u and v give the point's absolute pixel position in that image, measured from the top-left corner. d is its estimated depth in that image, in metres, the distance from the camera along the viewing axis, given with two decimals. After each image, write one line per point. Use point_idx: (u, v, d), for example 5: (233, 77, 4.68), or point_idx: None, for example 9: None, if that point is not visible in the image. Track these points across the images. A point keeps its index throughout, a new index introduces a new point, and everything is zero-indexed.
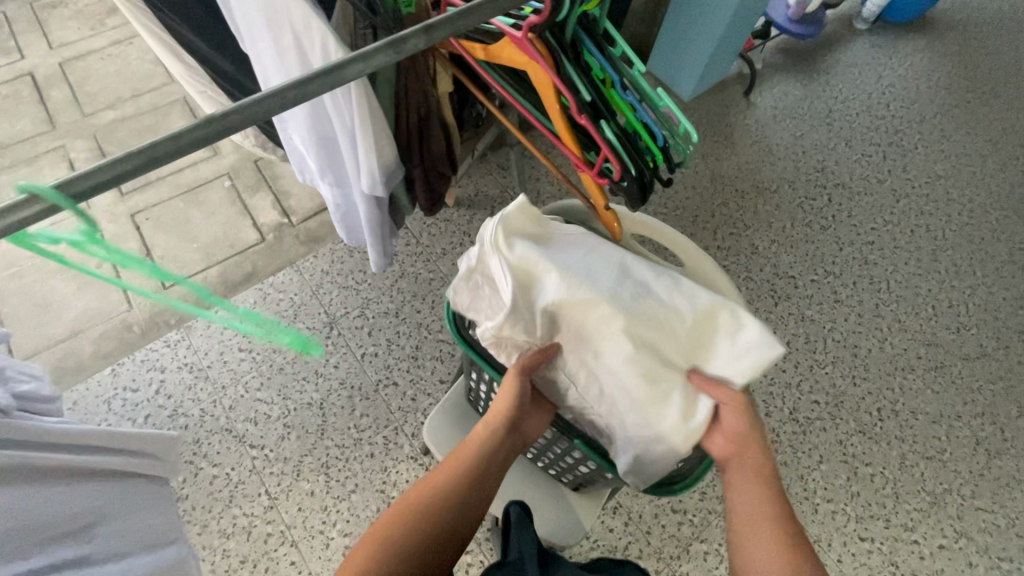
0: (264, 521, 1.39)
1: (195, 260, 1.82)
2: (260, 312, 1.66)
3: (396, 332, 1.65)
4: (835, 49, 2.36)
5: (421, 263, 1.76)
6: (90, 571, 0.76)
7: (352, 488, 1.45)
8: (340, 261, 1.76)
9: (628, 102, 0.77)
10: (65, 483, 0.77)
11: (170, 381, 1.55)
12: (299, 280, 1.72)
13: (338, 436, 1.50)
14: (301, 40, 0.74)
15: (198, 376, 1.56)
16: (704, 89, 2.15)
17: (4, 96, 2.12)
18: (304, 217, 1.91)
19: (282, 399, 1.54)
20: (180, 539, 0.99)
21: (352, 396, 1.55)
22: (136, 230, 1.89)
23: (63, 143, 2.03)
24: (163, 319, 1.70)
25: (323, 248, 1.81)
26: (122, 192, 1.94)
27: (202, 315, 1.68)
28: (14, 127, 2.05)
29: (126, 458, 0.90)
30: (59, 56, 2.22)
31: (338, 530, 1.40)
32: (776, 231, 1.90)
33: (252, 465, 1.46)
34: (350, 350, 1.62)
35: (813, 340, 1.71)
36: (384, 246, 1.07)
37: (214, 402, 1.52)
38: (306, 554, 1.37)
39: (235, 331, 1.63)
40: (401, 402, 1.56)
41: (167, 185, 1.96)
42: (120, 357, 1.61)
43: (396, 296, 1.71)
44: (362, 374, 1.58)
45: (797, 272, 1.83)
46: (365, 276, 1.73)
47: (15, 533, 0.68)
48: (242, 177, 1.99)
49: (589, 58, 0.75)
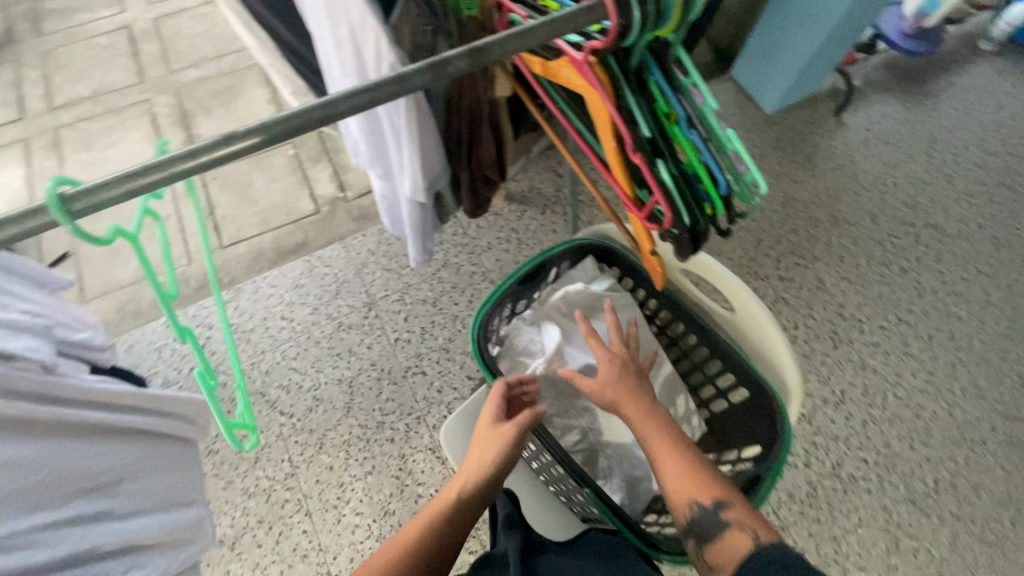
0: (283, 487, 1.45)
1: (252, 223, 1.88)
2: (305, 283, 1.70)
3: (431, 321, 1.65)
4: (950, 71, 2.11)
5: (466, 255, 1.74)
6: (110, 526, 0.80)
7: (369, 469, 1.47)
8: (387, 243, 1.77)
9: (688, 140, 0.56)
10: (100, 439, 0.81)
11: (216, 339, 1.62)
12: (346, 256, 1.75)
13: (362, 416, 1.53)
14: (357, 33, 0.72)
15: (241, 337, 1.62)
16: (794, 101, 1.98)
17: (103, 46, 2.25)
18: (358, 193, 1.93)
19: (315, 371, 1.58)
20: (199, 500, 1.03)
21: (381, 379, 1.58)
22: (203, 187, 1.97)
23: (149, 97, 2.14)
24: (217, 278, 1.77)
25: (372, 227, 1.83)
26: None
27: (252, 278, 1.75)
28: (109, 77, 2.18)
29: (162, 419, 0.93)
30: (155, 12, 2.34)
31: (350, 508, 1.43)
32: (848, 268, 1.75)
33: (279, 431, 1.51)
34: (384, 333, 1.63)
35: (871, 393, 1.57)
36: (424, 242, 1.05)
37: (252, 364, 1.59)
38: (317, 525, 1.41)
39: (280, 299, 1.68)
40: (426, 392, 1.56)
41: None
42: (175, 308, 1.70)
43: (436, 285, 1.70)
44: (393, 358, 1.60)
45: (864, 315, 1.68)
46: (409, 262, 1.74)
47: (43, 484, 0.72)
48: (305, 147, 2.03)
49: (653, 83, 0.54)
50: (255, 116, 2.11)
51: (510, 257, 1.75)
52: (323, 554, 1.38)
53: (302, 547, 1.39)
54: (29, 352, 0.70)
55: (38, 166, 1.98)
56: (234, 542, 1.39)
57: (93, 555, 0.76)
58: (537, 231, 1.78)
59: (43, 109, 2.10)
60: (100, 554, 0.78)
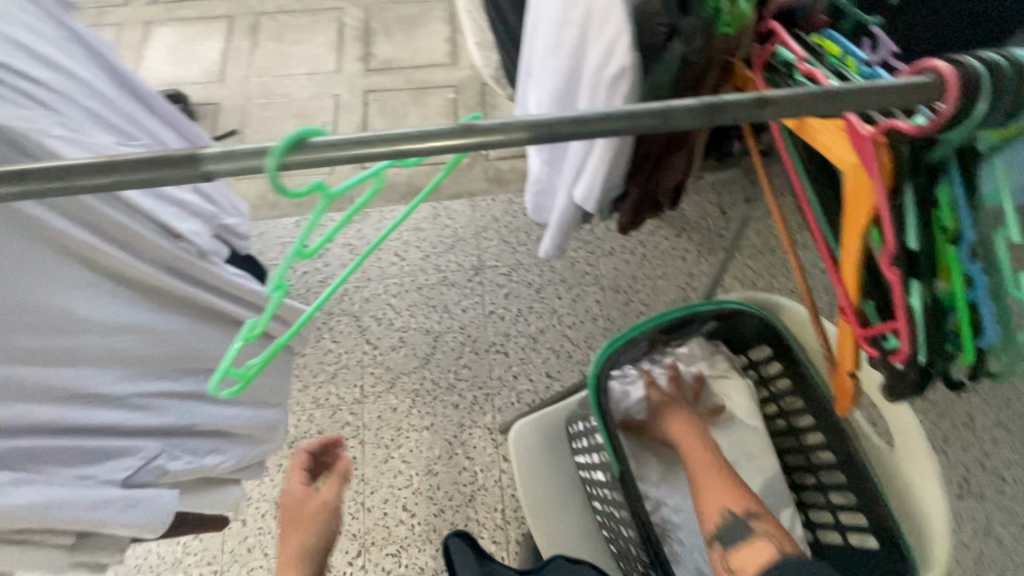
0: (348, 410, 1.52)
1: None
2: (425, 228, 1.72)
3: (529, 306, 1.62)
4: None
5: (585, 252, 1.67)
6: (211, 408, 0.85)
7: (427, 424, 1.50)
8: (512, 215, 1.74)
9: (968, 273, 0.48)
10: (221, 327, 0.85)
11: (333, 252, 1.70)
12: (470, 214, 1.75)
13: (437, 373, 1.55)
14: (591, 19, 0.65)
15: (354, 259, 1.69)
16: None
17: None
18: (500, 156, 1.89)
19: (408, 315, 1.62)
20: (282, 403, 1.08)
21: (464, 344, 1.58)
22: (364, 106, 2.04)
23: (343, 7, 2.23)
24: (349, 195, 1.84)
25: (503, 194, 1.80)
26: (368, 68, 2.10)
27: (380, 207, 1.79)
28: None
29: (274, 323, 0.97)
30: None
31: (400, 453, 1.48)
32: (1009, 414, 1.47)
33: (360, 358, 1.57)
34: (482, 301, 1.63)
35: (984, 563, 1.34)
36: (562, 241, 1.00)
37: (356, 287, 1.65)
38: (366, 456, 1.47)
39: (399, 235, 1.72)
40: (502, 373, 1.55)
41: (404, 76, 2.08)
42: (307, 212, 1.80)
43: (546, 273, 1.66)
44: (482, 329, 1.59)
45: (1009, 474, 1.42)
46: (527, 240, 1.70)
47: (170, 357, 0.78)
48: (465, 95, 2.03)
49: (944, 190, 0.48)
50: (429, 51, 2.13)
51: (628, 269, 1.65)
52: (363, 484, 1.45)
53: None
54: (191, 236, 0.77)
55: (234, 45, 2.15)
56: (293, 442, 1.49)
57: (188, 431, 0.81)
58: (665, 252, 1.66)
59: None
60: (193, 432, 0.82)
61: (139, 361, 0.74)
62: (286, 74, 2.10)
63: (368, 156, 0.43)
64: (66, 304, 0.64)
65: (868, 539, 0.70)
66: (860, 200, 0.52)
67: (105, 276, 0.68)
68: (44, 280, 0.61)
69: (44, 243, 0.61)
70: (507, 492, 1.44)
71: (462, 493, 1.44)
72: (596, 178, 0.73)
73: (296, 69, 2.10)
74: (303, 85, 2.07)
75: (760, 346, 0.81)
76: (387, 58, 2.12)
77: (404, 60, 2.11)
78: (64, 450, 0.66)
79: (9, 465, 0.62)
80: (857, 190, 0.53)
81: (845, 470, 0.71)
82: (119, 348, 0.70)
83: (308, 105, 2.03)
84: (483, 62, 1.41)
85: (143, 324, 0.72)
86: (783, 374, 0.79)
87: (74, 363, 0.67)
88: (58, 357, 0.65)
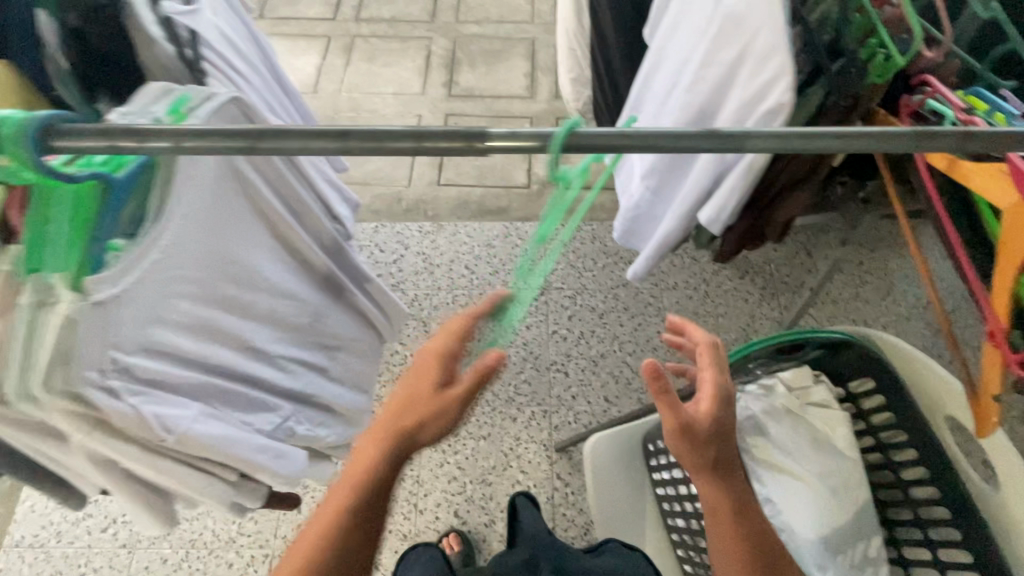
0: None
1: (470, 172, 1.99)
2: (496, 246, 1.80)
3: (592, 330, 1.66)
4: None
5: (649, 284, 1.72)
6: (325, 382, 0.89)
7: (484, 434, 1.53)
8: (581, 241, 1.81)
9: None
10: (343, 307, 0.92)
11: (406, 260, 1.78)
12: (539, 237, 1.82)
13: (498, 385, 1.59)
14: (743, 60, 0.72)
15: (426, 268, 1.76)
16: None
17: None
18: (571, 186, 1.95)
19: None
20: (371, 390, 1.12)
21: (526, 360, 1.62)
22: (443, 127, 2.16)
23: (431, 36, 2.39)
24: (423, 208, 1.92)
25: (572, 221, 1.87)
26: (450, 93, 2.23)
27: (453, 222, 1.88)
28: (408, 9, 2.47)
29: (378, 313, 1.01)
30: None
31: (455, 459, 1.50)
32: None
33: None
34: (546, 321, 1.68)
35: None
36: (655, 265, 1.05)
37: (426, 295, 1.72)
38: (423, 459, 1.50)
39: (470, 250, 1.80)
40: (562, 392, 1.58)
41: (483, 104, 2.21)
42: (383, 219, 1.89)
43: (610, 300, 1.70)
44: (545, 347, 1.64)
45: None
46: (593, 267, 1.76)
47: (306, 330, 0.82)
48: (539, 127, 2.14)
49: None
50: (509, 84, 2.26)
51: (691, 305, 1.69)
52: (418, 486, 1.47)
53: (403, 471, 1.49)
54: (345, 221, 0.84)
55: (330, 62, 2.32)
56: None
57: (310, 401, 0.84)
58: (728, 292, 1.70)
59: (350, 18, 2.45)
60: (312, 403, 0.85)
61: (285, 331, 0.77)
62: (374, 92, 2.24)
63: (614, 150, 0.44)
64: (254, 257, 0.68)
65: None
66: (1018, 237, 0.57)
67: (278, 242, 0.73)
68: (239, 235, 0.66)
69: (249, 198, 0.67)
70: (559, 511, 1.44)
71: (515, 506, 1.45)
72: (725, 204, 0.78)
73: (383, 88, 2.25)
74: (388, 103, 2.21)
75: (864, 381, 0.83)
76: (469, 86, 2.25)
77: (485, 89, 2.24)
78: (232, 405, 0.66)
79: (196, 395, 0.61)
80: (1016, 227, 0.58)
81: (947, 504, 0.74)
82: (280, 312, 0.74)
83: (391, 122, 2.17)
84: (576, 97, 1.51)
85: (295, 294, 0.77)
86: (887, 409, 0.80)
87: (246, 318, 0.70)
88: (239, 310, 0.68)
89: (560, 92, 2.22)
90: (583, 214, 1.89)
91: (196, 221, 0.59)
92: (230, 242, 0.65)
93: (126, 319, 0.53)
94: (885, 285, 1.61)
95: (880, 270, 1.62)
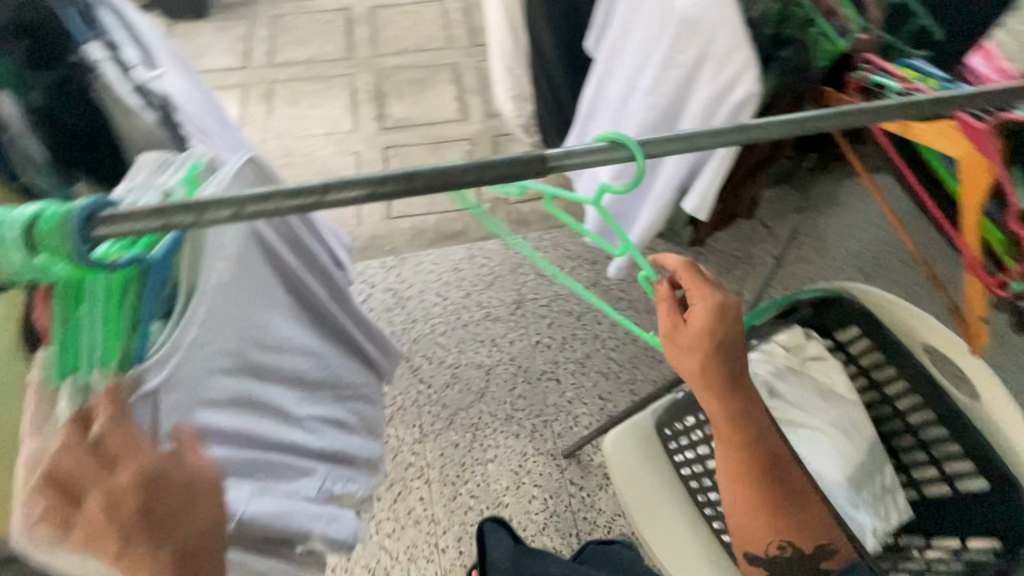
0: (410, 450, 1.52)
1: (420, 202, 1.99)
2: (463, 269, 1.81)
3: (573, 333, 1.70)
4: None
5: (616, 279, 1.79)
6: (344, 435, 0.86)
7: (491, 457, 1.52)
8: (544, 250, 1.85)
9: None
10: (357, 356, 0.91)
11: (375, 298, 1.74)
12: (504, 253, 1.84)
13: (494, 405, 1.58)
14: (704, 60, 0.79)
15: (397, 303, 1.74)
16: None
17: (324, 22, 2.52)
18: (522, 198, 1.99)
19: (458, 352, 1.66)
20: None
21: (517, 375, 1.63)
22: (384, 160, 2.15)
23: (353, 73, 2.37)
24: (381, 243, 1.89)
25: (531, 232, 1.91)
26: (384, 126, 2.22)
27: (415, 252, 1.86)
28: (323, 48, 2.44)
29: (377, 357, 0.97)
30: (372, 2, 2.60)
31: (467, 489, 1.48)
32: None
33: (416, 398, 1.59)
34: (528, 333, 1.70)
35: None
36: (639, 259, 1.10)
37: (403, 329, 1.69)
38: (434, 496, 1.46)
39: (438, 276, 1.79)
40: (557, 400, 1.60)
41: (419, 132, 2.21)
42: None
43: (584, 301, 1.76)
44: (532, 359, 1.66)
45: None
46: (561, 273, 1.81)
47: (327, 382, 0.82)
48: (480, 146, 2.18)
49: None
50: (440, 109, 2.28)
51: None
52: (434, 525, 1.43)
53: (416, 513, 1.44)
54: None
55: (251, 111, 2.24)
56: None
57: (337, 456, 0.83)
58: None
59: (264, 64, 2.38)
60: (339, 457, 0.84)
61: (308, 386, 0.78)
62: (305, 135, 2.19)
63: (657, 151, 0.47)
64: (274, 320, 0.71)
65: (977, 481, 0.80)
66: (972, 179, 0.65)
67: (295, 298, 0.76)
68: (262, 297, 0.68)
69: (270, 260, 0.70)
70: (580, 516, 1.46)
71: (536, 522, 1.44)
72: (706, 192, 0.85)
73: (314, 131, 2.20)
74: (323, 144, 2.16)
75: (851, 329, 0.92)
76: (401, 117, 2.25)
77: (417, 118, 2.25)
78: (271, 467, 0.71)
79: (247, 473, 0.68)
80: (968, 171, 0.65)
81: (946, 423, 0.83)
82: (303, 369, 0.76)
83: (330, 162, 2.12)
84: (520, 114, 1.55)
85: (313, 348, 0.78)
86: (875, 350, 0.90)
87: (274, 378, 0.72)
88: (265, 373, 0.71)
89: (492, 111, 2.27)
90: (540, 224, 1.94)
91: (228, 293, 0.63)
92: (258, 307, 0.68)
93: (161, 402, 0.57)
94: (822, 243, 1.77)
95: (815, 231, 1.79)
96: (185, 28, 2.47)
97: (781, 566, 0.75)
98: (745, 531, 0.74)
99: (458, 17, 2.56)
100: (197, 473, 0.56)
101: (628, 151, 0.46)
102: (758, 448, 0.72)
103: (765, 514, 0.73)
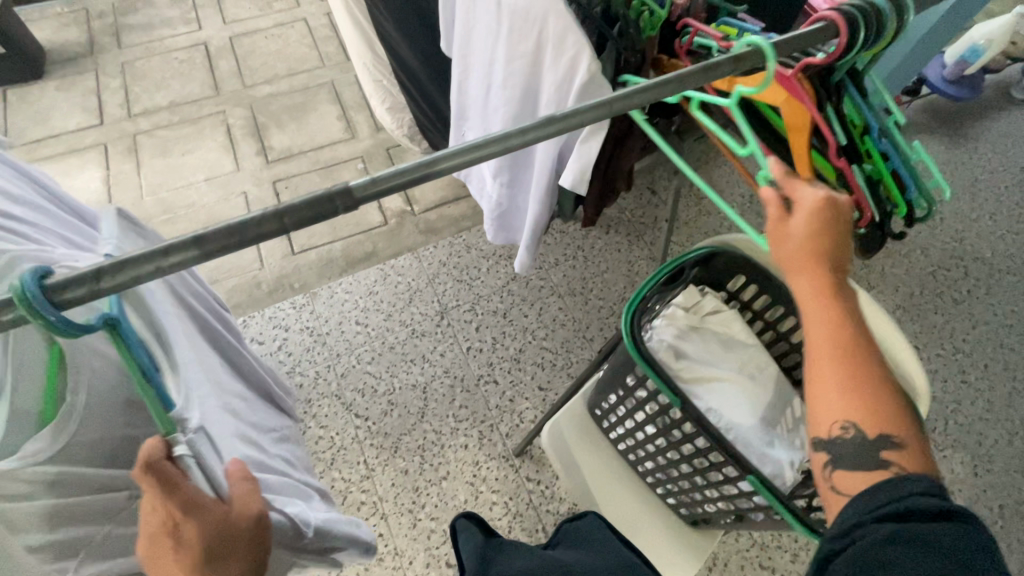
0: (359, 489, 1.46)
1: (322, 231, 1.91)
2: (379, 291, 1.75)
3: (502, 332, 1.69)
4: (988, 115, 2.18)
5: (534, 269, 1.80)
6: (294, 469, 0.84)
7: (443, 475, 1.49)
8: (458, 255, 1.83)
9: (882, 151, 0.69)
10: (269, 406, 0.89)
11: (292, 341, 1.66)
12: (418, 266, 1.80)
13: (437, 422, 1.55)
14: (543, 45, 0.79)
15: (316, 340, 1.66)
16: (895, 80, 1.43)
17: (182, 61, 2.35)
18: (427, 207, 1.95)
19: (389, 376, 1.61)
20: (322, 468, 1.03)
21: (454, 386, 1.60)
22: (275, 195, 2.04)
23: (224, 109, 2.23)
24: (288, 282, 1.80)
25: (441, 239, 1.88)
26: (268, 160, 2.11)
27: (325, 284, 1.78)
28: (185, 89, 2.27)
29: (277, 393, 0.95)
30: (230, 31, 2.45)
31: (426, 513, 1.44)
32: (903, 297, 1.79)
33: (355, 434, 1.53)
34: (457, 341, 1.67)
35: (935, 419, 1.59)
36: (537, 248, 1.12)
37: (328, 366, 1.62)
38: (393, 529, 1.42)
39: (355, 304, 1.72)
40: (499, 401, 1.59)
41: (308, 159, 2.11)
42: (249, 310, 1.73)
43: (507, 297, 1.75)
44: (466, 367, 1.63)
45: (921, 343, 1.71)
46: (479, 274, 1.79)
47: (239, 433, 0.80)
48: (373, 162, 2.11)
49: (849, 100, 0.66)
50: (325, 131, 2.19)
51: (577, 273, 1.80)
52: (399, 557, 1.39)
53: (378, 551, 1.39)
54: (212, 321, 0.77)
55: (117, 170, 2.06)
56: None
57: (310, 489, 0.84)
58: (602, 249, 1.83)
59: (122, 116, 2.19)
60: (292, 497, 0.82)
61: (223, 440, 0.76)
62: (183, 184, 2.04)
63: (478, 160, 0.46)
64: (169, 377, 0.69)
65: None
66: (797, 124, 0.69)
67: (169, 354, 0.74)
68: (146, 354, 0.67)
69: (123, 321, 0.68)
70: (542, 510, 1.46)
71: (500, 527, 1.43)
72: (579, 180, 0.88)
73: (192, 178, 2.05)
74: (205, 191, 2.02)
75: (737, 277, 0.95)
76: (285, 146, 2.14)
77: (303, 144, 2.15)
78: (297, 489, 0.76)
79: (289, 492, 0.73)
80: (792, 116, 0.69)
81: None
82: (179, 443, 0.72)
83: (217, 208, 1.98)
84: (398, 124, 1.51)
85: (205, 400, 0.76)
86: (763, 293, 0.94)
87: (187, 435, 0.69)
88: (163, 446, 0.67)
89: (380, 124, 2.21)
90: (450, 229, 1.91)
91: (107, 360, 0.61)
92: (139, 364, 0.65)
93: (210, 440, 0.58)
94: (717, 194, 1.85)
95: (708, 185, 1.87)
96: (23, 92, 2.23)
97: (847, 456, 0.54)
98: (826, 403, 0.56)
99: (325, 34, 2.46)
100: (235, 505, 0.56)
101: (448, 164, 0.44)
102: (855, 326, 0.57)
103: (844, 380, 0.55)
